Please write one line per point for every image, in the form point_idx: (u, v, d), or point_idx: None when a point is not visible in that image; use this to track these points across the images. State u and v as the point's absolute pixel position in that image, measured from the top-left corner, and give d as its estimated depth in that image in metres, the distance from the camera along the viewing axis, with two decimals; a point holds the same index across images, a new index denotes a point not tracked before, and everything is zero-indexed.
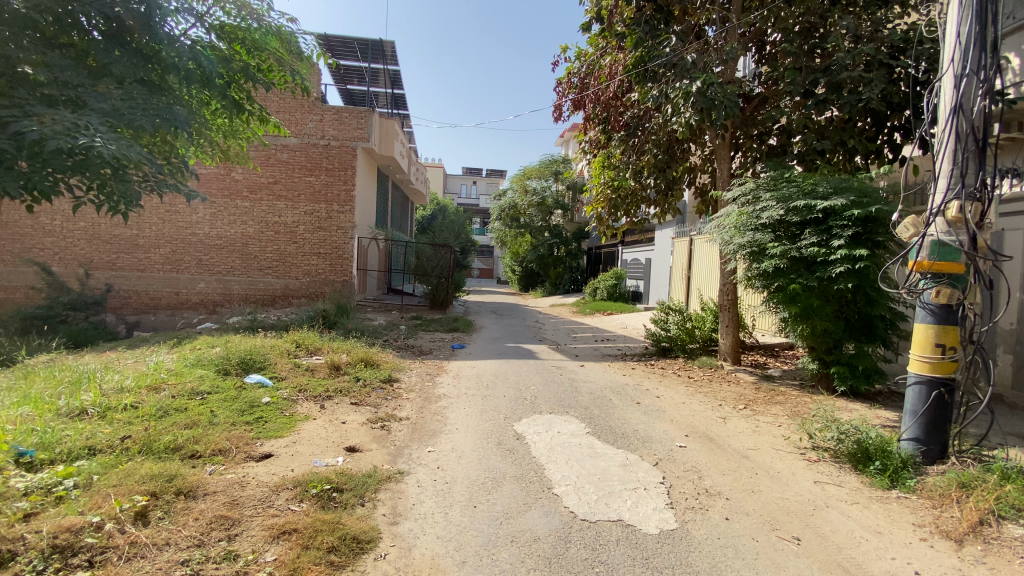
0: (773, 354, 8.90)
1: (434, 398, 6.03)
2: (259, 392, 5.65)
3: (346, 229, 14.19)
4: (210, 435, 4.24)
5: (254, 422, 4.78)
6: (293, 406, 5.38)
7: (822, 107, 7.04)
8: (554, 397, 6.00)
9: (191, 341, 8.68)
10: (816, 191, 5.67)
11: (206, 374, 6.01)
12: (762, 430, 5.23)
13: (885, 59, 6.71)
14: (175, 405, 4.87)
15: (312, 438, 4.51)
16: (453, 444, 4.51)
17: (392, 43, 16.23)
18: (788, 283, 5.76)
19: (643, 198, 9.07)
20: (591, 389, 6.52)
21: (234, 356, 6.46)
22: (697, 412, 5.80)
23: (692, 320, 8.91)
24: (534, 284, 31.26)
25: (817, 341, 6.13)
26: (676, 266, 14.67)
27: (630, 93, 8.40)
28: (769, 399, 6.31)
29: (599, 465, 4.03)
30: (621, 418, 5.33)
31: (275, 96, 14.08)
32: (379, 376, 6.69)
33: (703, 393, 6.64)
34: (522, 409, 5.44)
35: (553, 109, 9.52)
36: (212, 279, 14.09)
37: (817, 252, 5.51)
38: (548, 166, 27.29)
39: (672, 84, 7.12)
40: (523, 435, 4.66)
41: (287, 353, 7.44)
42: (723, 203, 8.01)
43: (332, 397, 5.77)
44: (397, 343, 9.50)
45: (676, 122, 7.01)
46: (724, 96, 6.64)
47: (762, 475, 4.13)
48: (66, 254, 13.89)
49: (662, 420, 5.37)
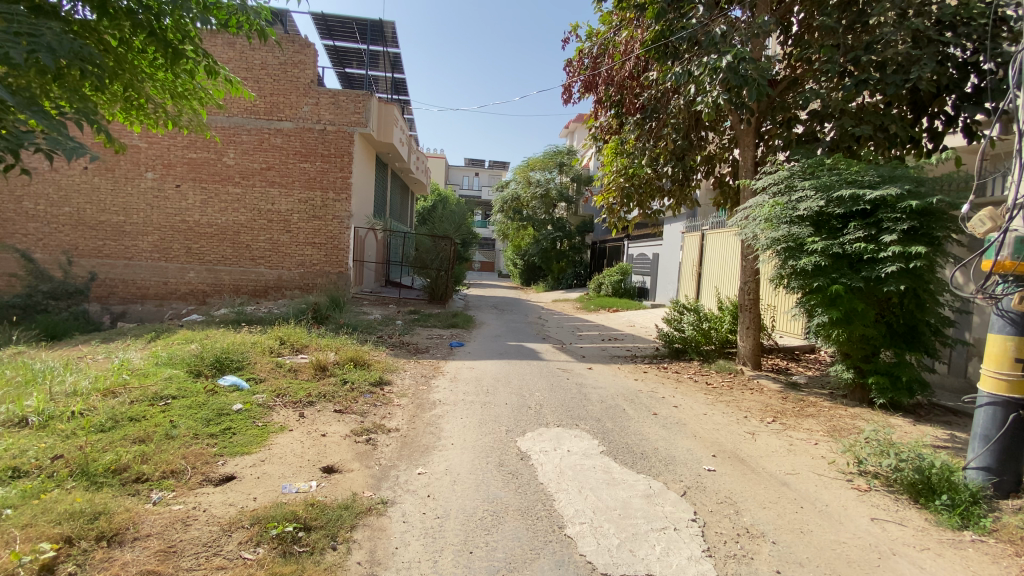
0: (794, 359, 8.31)
1: (428, 405, 5.41)
2: (232, 397, 5.03)
3: (341, 219, 13.56)
4: (162, 453, 3.65)
5: (220, 433, 4.18)
6: (268, 414, 4.75)
7: (861, 88, 6.41)
8: (561, 406, 5.37)
9: (170, 335, 8.07)
10: (862, 180, 5.02)
11: (174, 376, 5.39)
12: (797, 450, 4.62)
13: (935, 35, 6.05)
14: (130, 414, 4.27)
15: (284, 456, 3.90)
16: (447, 465, 3.90)
17: (392, 24, 15.49)
18: (829, 283, 5.10)
19: (658, 188, 8.46)
20: (602, 397, 5.88)
21: (208, 355, 5.84)
22: (722, 425, 5.18)
23: (709, 320, 8.23)
24: (536, 279, 30.56)
25: (852, 348, 5.54)
26: (687, 262, 14.11)
27: (648, 73, 7.73)
28: (800, 411, 5.69)
29: (619, 496, 3.42)
30: (639, 433, 4.71)
31: (268, 78, 13.41)
32: (368, 379, 6.06)
33: (726, 402, 6.02)
34: (525, 421, 4.83)
35: (563, 91, 8.84)
36: (202, 268, 13.47)
37: (864, 249, 4.88)
38: (553, 157, 26.63)
39: (697, 61, 6.38)
40: (529, 455, 4.05)
41: (270, 351, 6.82)
42: (746, 193, 7.35)
43: (313, 404, 5.16)
44: (391, 340, 8.87)
45: (700, 102, 6.31)
46: (759, 69, 5.87)
47: (809, 509, 3.52)
48: (50, 240, 13.28)
49: (684, 435, 4.76)
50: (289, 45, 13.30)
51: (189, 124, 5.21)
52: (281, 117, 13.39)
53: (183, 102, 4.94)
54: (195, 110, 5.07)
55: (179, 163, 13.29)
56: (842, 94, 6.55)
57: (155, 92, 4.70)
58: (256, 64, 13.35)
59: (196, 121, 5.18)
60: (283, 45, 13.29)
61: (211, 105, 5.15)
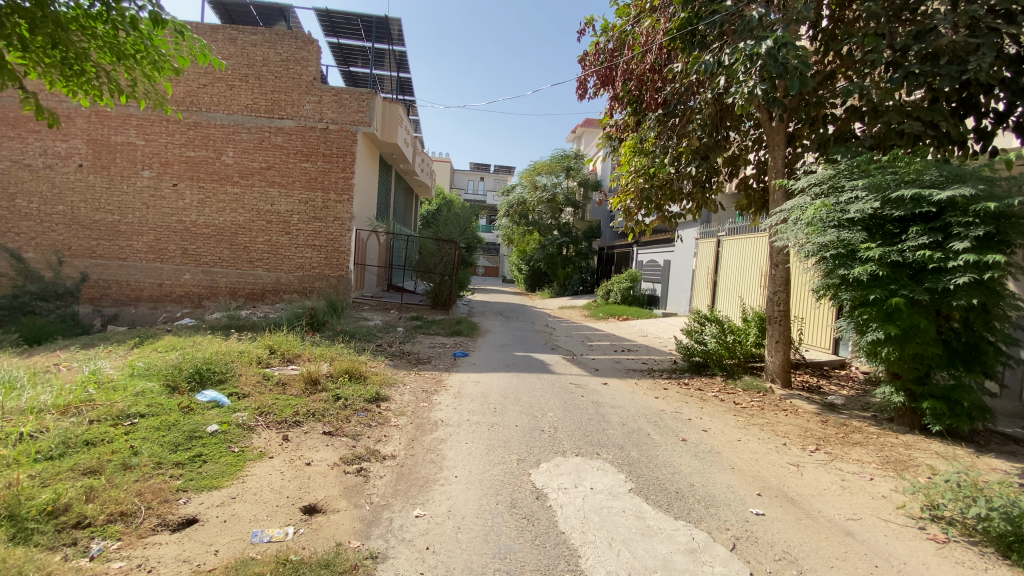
0: (824, 375, 7.69)
1: (428, 426, 4.83)
2: (209, 416, 4.47)
3: (343, 221, 13.05)
4: (113, 490, 3.11)
5: (188, 462, 3.63)
6: (247, 437, 4.17)
7: (911, 80, 5.82)
8: (578, 430, 4.77)
9: (154, 342, 7.52)
10: (923, 179, 4.46)
11: (148, 391, 4.84)
12: (852, 487, 4.02)
13: (994, 22, 5.51)
14: (85, 438, 3.75)
15: (260, 491, 3.33)
16: (450, 505, 3.32)
17: (398, 22, 15.05)
18: (886, 296, 4.49)
19: (679, 190, 7.86)
20: (622, 418, 5.27)
21: (188, 367, 5.27)
22: (761, 455, 4.57)
23: (733, 333, 7.62)
24: (541, 284, 30.09)
25: (903, 368, 4.92)
26: (702, 269, 13.53)
27: (672, 64, 7.17)
28: (844, 438, 5.09)
29: (657, 551, 2.84)
30: (670, 466, 4.10)
31: (270, 75, 12.93)
32: (363, 395, 5.47)
33: (760, 426, 5.42)
34: (539, 449, 4.25)
35: (578, 86, 8.31)
36: (198, 270, 12.96)
37: (929, 257, 4.28)
38: (559, 161, 26.20)
39: (729, 49, 5.82)
40: (545, 494, 3.45)
41: (258, 361, 6.26)
42: (779, 194, 6.76)
43: (300, 424, 4.58)
44: (391, 349, 8.29)
45: (733, 93, 5.76)
46: (802, 55, 5.30)
47: (885, 569, 2.92)
48: (43, 239, 12.82)
49: (721, 468, 4.16)
50: (291, 41, 12.85)
51: (147, 97, 4.53)
52: (282, 115, 12.92)
53: (137, 69, 4.26)
54: (153, 80, 4.39)
55: (176, 162, 12.83)
56: (888, 88, 5.99)
57: (100, 55, 4.03)
58: (258, 60, 12.88)
59: (153, 93, 4.50)
60: (285, 42, 12.83)
61: (171, 75, 4.44)
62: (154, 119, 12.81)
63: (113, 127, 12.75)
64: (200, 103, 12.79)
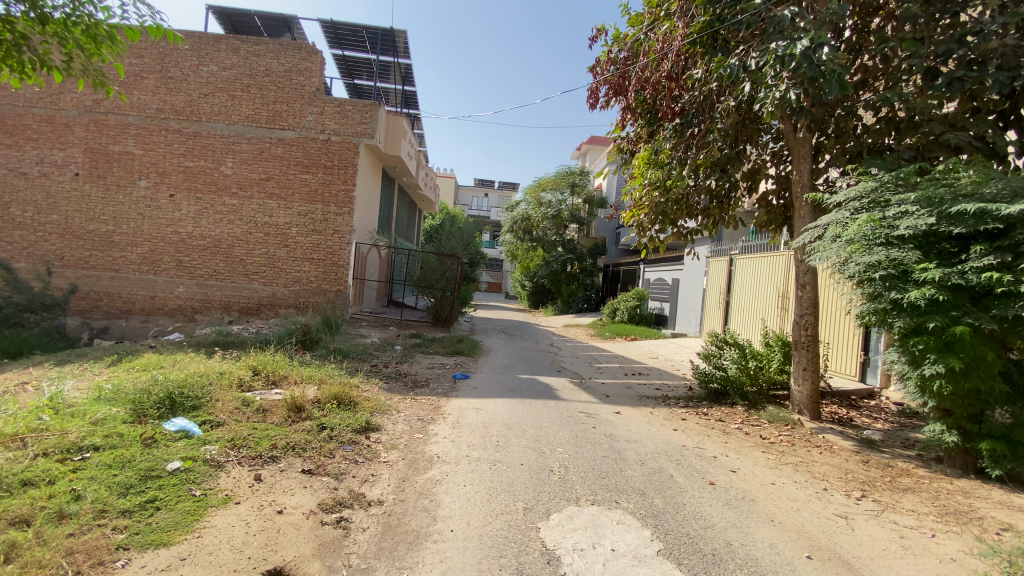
0: (853, 406, 7.10)
1: (422, 463, 4.27)
2: (176, 449, 3.94)
3: (343, 234, 12.62)
4: (37, 549, 2.58)
5: (138, 509, 3.09)
6: (213, 476, 3.63)
7: (955, 87, 5.38)
8: (592, 471, 4.21)
9: (134, 360, 7.00)
10: (984, 193, 4.01)
11: (111, 419, 4.33)
12: (916, 548, 3.43)
13: None
14: (23, 477, 3.24)
15: (216, 551, 2.78)
16: (445, 571, 2.77)
17: (403, 35, 14.86)
18: (948, 324, 3.96)
19: (696, 204, 7.38)
20: (641, 455, 4.71)
21: (159, 391, 4.75)
22: (803, 505, 3.99)
23: (755, 358, 7.06)
24: (544, 302, 29.59)
25: (956, 404, 4.34)
26: (714, 289, 13.06)
27: (691, 71, 6.76)
28: (892, 483, 4.50)
29: None
30: (702, 518, 3.53)
31: (273, 85, 12.62)
32: (351, 425, 4.92)
33: (795, 467, 4.83)
34: (548, 495, 3.70)
35: (588, 94, 7.91)
36: (192, 283, 12.51)
37: (999, 281, 3.77)
38: (564, 177, 25.95)
39: (759, 52, 5.40)
40: (557, 558, 2.90)
41: (240, 383, 5.73)
42: (806, 209, 6.28)
43: (276, 460, 4.04)
44: (387, 371, 7.75)
45: (761, 99, 5.32)
46: (838, 58, 4.91)
47: None
48: (35, 249, 12.42)
49: (759, 521, 3.60)
50: (295, 52, 12.58)
51: (86, 74, 4.63)
52: (283, 126, 12.61)
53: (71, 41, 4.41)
54: (88, 53, 4.53)
55: (174, 172, 12.48)
56: (929, 96, 5.52)
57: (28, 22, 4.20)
58: (260, 71, 12.60)
59: (90, 70, 4.61)
60: (289, 52, 12.57)
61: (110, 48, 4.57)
62: (152, 127, 12.48)
63: (111, 136, 12.43)
64: (201, 112, 12.50)
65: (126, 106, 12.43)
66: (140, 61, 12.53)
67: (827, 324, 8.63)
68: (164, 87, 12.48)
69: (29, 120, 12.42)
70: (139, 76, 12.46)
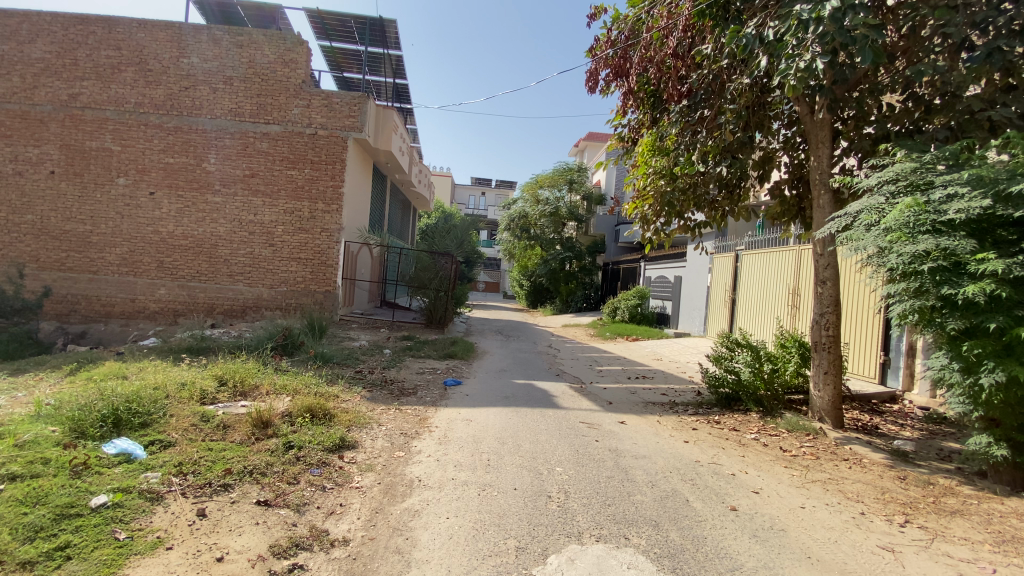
0: (876, 411, 6.55)
1: (401, 489, 3.71)
2: (111, 479, 3.35)
3: (330, 232, 12.05)
4: None
5: (42, 561, 2.52)
6: (148, 512, 3.06)
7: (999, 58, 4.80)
8: (597, 497, 3.65)
9: (96, 369, 6.40)
10: None
11: (44, 442, 3.75)
12: None
13: None
14: None
15: None
16: None
17: (393, 25, 14.25)
18: (1009, 324, 3.42)
19: (704, 194, 6.83)
20: (651, 475, 4.15)
21: (104, 408, 4.16)
22: (841, 535, 3.42)
23: (771, 360, 6.49)
24: (543, 300, 29.05)
25: (1009, 416, 3.75)
26: (720, 287, 12.52)
27: (700, 47, 6.20)
28: (936, 505, 3.94)
29: None
30: (727, 557, 2.98)
31: (257, 78, 12.02)
32: (324, 443, 4.35)
33: (824, 486, 4.26)
34: (545, 531, 3.13)
35: (588, 78, 7.36)
36: (173, 284, 11.92)
37: None
38: (562, 174, 25.32)
39: (780, 18, 4.83)
40: None
41: (206, 396, 5.15)
42: (827, 195, 5.71)
43: (228, 489, 3.47)
44: (373, 378, 7.18)
45: (783, 72, 4.76)
46: (869, 23, 4.38)
47: None
48: (8, 251, 11.80)
49: (795, 559, 3.05)
50: (280, 42, 11.99)
51: None
52: (268, 120, 12.01)
53: None
54: None
55: (154, 169, 11.89)
56: (964, 70, 4.97)
57: None
58: (243, 62, 11.98)
59: None
60: (274, 43, 11.98)
61: None
62: (130, 122, 11.86)
63: (87, 132, 11.82)
64: (181, 106, 11.89)
65: (103, 100, 11.81)
66: (117, 52, 11.89)
67: (847, 321, 8.07)
68: (142, 80, 11.87)
69: (2, 116, 11.81)
70: (116, 68, 11.85)
